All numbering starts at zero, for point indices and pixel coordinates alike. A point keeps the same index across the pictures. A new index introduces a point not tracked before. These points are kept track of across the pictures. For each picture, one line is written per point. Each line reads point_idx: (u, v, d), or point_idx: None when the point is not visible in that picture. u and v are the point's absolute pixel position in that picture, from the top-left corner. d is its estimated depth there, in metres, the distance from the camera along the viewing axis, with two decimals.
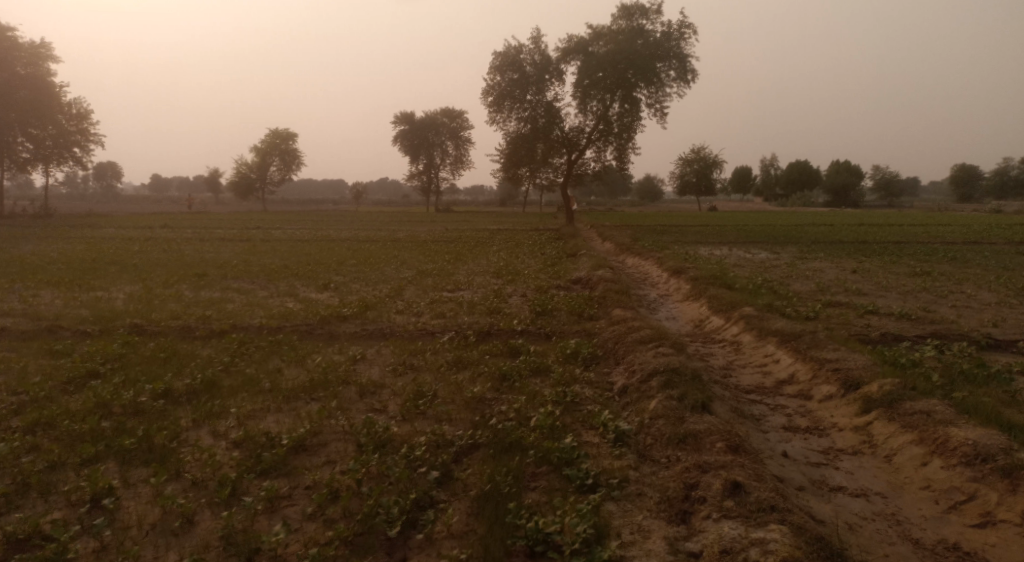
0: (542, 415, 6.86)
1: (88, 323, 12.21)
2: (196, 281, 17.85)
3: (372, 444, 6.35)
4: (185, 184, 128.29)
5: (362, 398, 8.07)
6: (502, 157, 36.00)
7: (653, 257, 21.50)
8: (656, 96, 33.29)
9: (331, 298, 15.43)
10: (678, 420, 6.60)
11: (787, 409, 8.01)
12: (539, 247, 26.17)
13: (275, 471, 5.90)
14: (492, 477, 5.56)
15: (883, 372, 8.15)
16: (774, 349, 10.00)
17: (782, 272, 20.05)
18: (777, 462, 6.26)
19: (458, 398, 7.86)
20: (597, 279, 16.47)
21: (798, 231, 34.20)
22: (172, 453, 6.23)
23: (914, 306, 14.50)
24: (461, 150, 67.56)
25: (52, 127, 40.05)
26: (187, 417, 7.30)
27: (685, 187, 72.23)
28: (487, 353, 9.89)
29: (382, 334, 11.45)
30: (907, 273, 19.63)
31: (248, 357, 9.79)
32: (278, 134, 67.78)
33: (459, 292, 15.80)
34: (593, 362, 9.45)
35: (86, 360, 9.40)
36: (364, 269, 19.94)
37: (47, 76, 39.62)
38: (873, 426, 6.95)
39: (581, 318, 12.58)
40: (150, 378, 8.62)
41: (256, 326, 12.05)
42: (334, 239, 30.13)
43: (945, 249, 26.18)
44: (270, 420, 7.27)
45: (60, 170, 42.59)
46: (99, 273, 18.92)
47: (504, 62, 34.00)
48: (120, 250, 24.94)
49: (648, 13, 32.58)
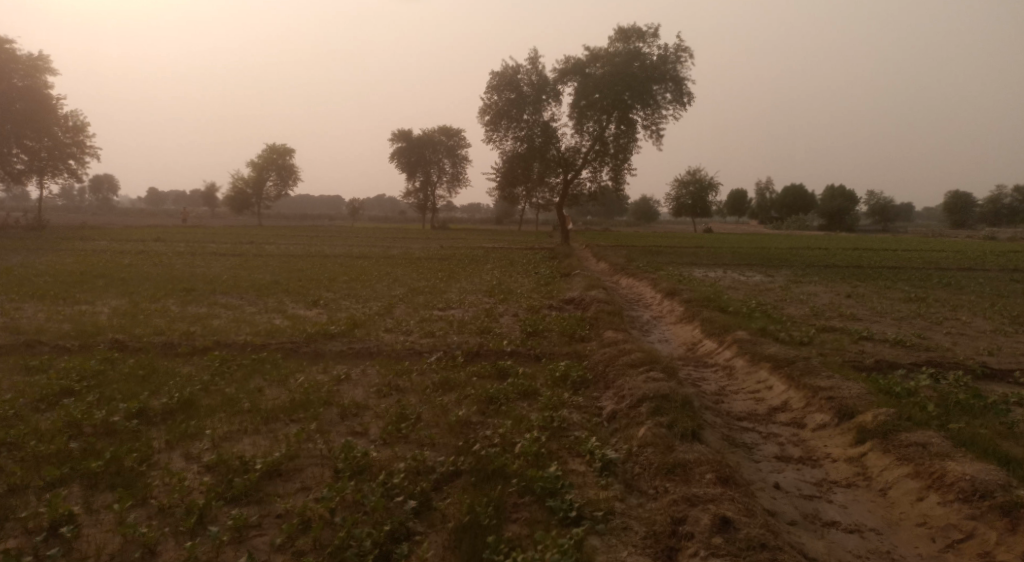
0: (527, 441, 6.64)
1: (68, 338, 11.96)
2: (183, 296, 17.58)
3: (349, 470, 6.12)
4: (182, 198, 128.23)
5: (344, 420, 7.83)
6: (498, 176, 35.98)
7: (648, 278, 21.36)
8: (652, 117, 33.37)
9: (320, 315, 15.19)
10: (666, 448, 6.39)
11: (780, 437, 7.80)
12: (533, 266, 25.99)
13: (245, 498, 5.66)
14: (471, 507, 5.34)
15: (878, 400, 7.95)
16: (767, 375, 9.80)
17: (777, 295, 19.93)
18: (769, 495, 6.04)
19: (442, 422, 7.63)
20: (591, 299, 16.29)
21: (793, 255, 34.12)
22: (140, 477, 6.00)
23: (909, 333, 14.36)
24: (458, 168, 67.63)
25: (47, 139, 39.89)
26: (160, 438, 7.06)
27: (681, 209, 72.44)
28: (474, 374, 9.66)
29: (369, 353, 11.21)
30: (902, 299, 19.54)
31: (229, 376, 9.55)
32: (276, 149, 67.76)
33: (450, 311, 15.58)
34: (583, 386, 9.23)
35: (62, 376, 9.15)
36: (356, 286, 19.73)
37: (45, 88, 39.52)
38: (867, 458, 6.76)
39: (571, 340, 12.37)
40: (126, 396, 8.38)
41: (241, 343, 11.81)
42: (326, 255, 29.96)
43: (940, 275, 26.11)
44: (246, 442, 7.03)
45: (55, 182, 42.47)
46: (87, 286, 18.63)
47: (502, 81, 34.06)
48: (110, 263, 24.63)
49: (645, 35, 32.73)
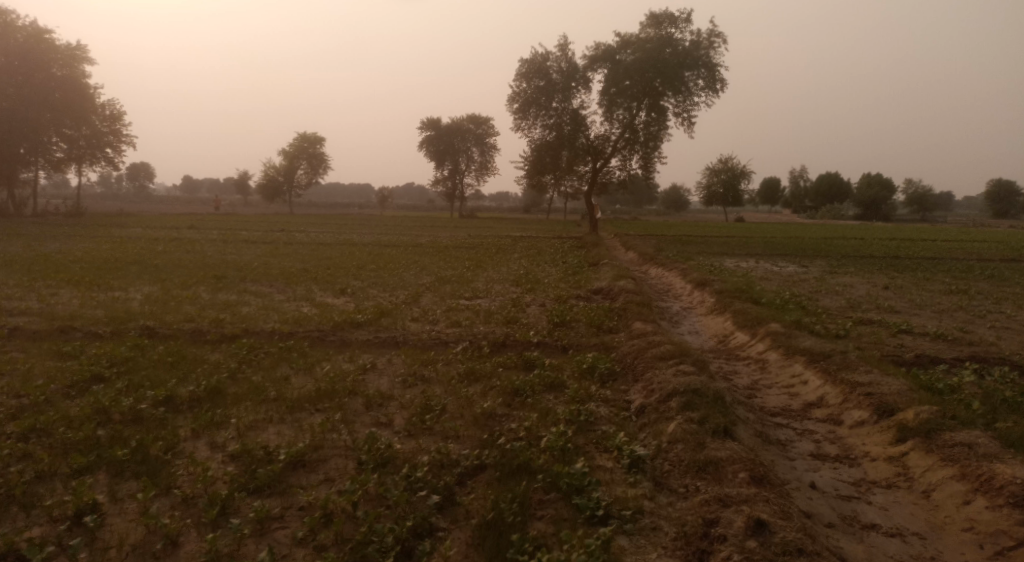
0: (553, 436, 6.49)
1: (100, 324, 12.09)
2: (214, 283, 17.70)
3: (373, 462, 6.04)
4: (216, 185, 130.16)
5: (368, 411, 7.75)
6: (527, 164, 35.74)
7: (677, 268, 21.02)
8: (684, 105, 32.82)
9: (347, 303, 15.21)
10: (697, 445, 6.20)
11: (816, 434, 7.55)
12: (560, 256, 25.78)
13: (268, 489, 5.60)
14: (496, 503, 5.21)
15: (919, 397, 7.65)
16: (802, 369, 9.52)
17: (811, 286, 19.49)
18: (805, 495, 5.82)
19: (467, 414, 7.51)
20: (619, 290, 16.05)
21: (828, 245, 33.41)
22: (165, 465, 5.98)
23: (950, 326, 13.90)
24: (487, 157, 67.43)
25: (85, 128, 40.65)
26: (187, 426, 7.05)
27: (712, 198, 71.47)
28: (500, 365, 9.54)
29: (395, 342, 11.15)
30: (942, 291, 18.97)
31: (256, 364, 9.54)
32: (306, 138, 68.40)
33: (477, 300, 15.48)
34: (610, 378, 9.06)
35: (92, 363, 9.22)
36: (383, 274, 19.74)
37: (83, 78, 40.14)
38: (909, 458, 6.49)
39: (599, 331, 12.17)
40: (153, 383, 8.41)
41: (268, 330, 11.82)
42: (356, 243, 30.07)
43: (981, 266, 25.31)
44: (271, 432, 6.99)
45: (92, 170, 43.23)
46: (120, 273, 18.88)
47: (531, 68, 33.75)
48: (143, 250, 24.96)
49: (678, 21, 32.12)
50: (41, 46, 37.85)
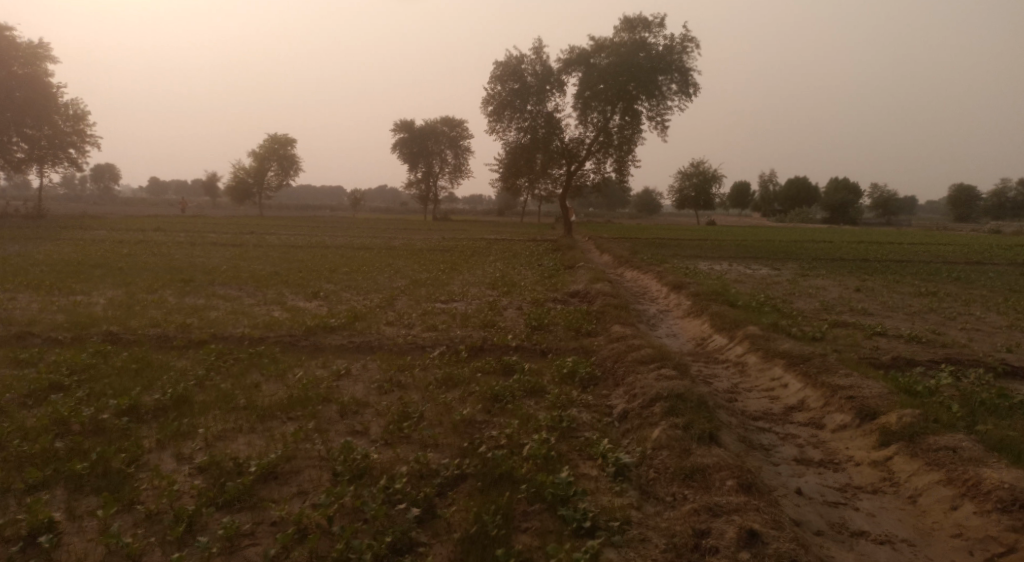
0: (536, 443, 6.31)
1: (61, 329, 11.64)
2: (181, 287, 17.20)
3: (348, 474, 5.80)
4: (184, 187, 127.98)
5: (343, 419, 7.50)
6: (501, 166, 35.59)
7: (653, 271, 21.01)
8: (657, 108, 32.92)
9: (320, 307, 14.88)
10: (683, 452, 6.06)
11: (798, 439, 7.47)
12: (536, 258, 25.63)
13: (238, 504, 5.34)
14: (478, 517, 5.02)
15: (900, 401, 7.61)
16: (782, 372, 9.47)
17: (785, 289, 19.60)
18: (792, 502, 5.71)
19: (446, 421, 7.31)
20: (596, 292, 15.94)
21: (798, 248, 33.76)
22: (127, 480, 5.68)
23: (922, 328, 14.01)
24: (461, 159, 67.10)
25: (47, 127, 39.45)
26: (151, 437, 6.74)
27: (684, 201, 71.97)
28: (478, 370, 9.34)
29: (370, 347, 10.88)
30: (912, 294, 19.20)
31: (225, 371, 9.22)
32: (277, 139, 67.27)
33: (452, 304, 15.24)
34: (591, 383, 8.91)
35: (52, 371, 8.83)
36: (357, 277, 19.40)
37: (45, 76, 39.02)
38: (894, 462, 6.43)
39: (577, 334, 12.03)
40: (116, 392, 8.04)
41: (238, 336, 11.47)
42: (328, 246, 29.63)
43: (949, 269, 25.72)
44: (241, 442, 6.71)
45: (55, 171, 41.98)
46: (83, 277, 18.28)
47: (505, 71, 33.62)
48: (108, 253, 24.29)
49: (651, 25, 32.26)
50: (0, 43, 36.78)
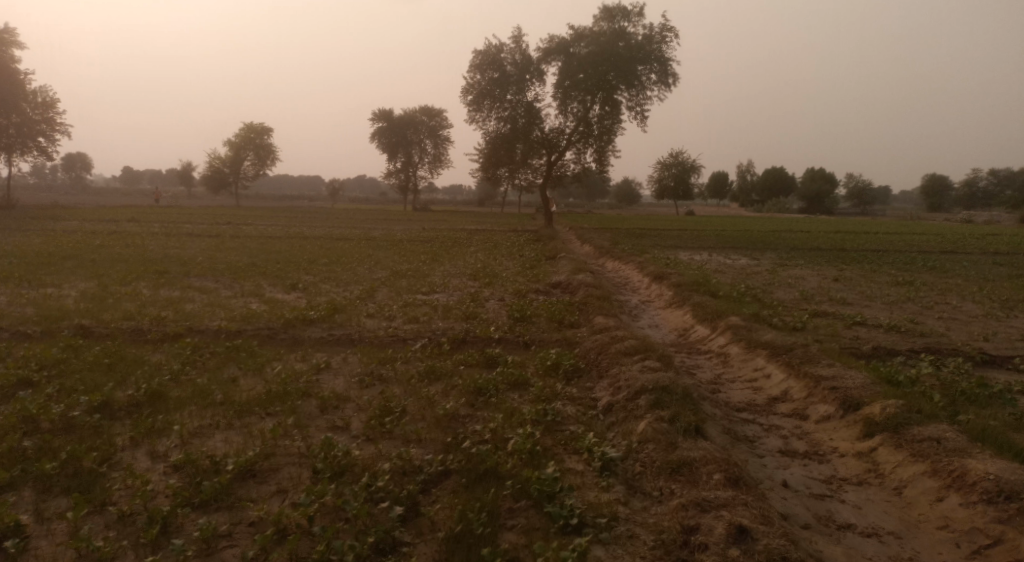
0: (520, 438, 6.22)
1: (30, 323, 11.32)
2: (155, 279, 16.85)
3: (329, 471, 5.67)
4: (158, 176, 125.98)
5: (323, 414, 7.35)
6: (481, 156, 35.39)
7: (634, 261, 21.00)
8: (637, 98, 32.85)
9: (299, 299, 14.64)
10: (669, 446, 6.01)
11: (783, 430, 7.45)
12: (517, 249, 25.51)
13: (215, 504, 5.19)
14: (463, 514, 4.92)
15: (883, 391, 7.62)
16: (764, 363, 9.46)
17: (765, 279, 19.69)
18: (778, 495, 5.67)
19: (428, 415, 7.19)
20: (578, 283, 15.86)
21: (776, 238, 33.97)
22: (99, 479, 5.50)
23: (901, 318, 14.12)
24: (440, 149, 66.61)
25: (15, 115, 38.51)
26: (124, 434, 6.55)
27: (663, 191, 72.21)
28: (461, 363, 9.22)
29: (350, 340, 10.70)
30: (889, 283, 19.37)
31: (201, 365, 9.01)
32: (253, 128, 66.25)
33: (433, 296, 15.07)
34: (575, 375, 8.84)
35: (20, 366, 8.57)
36: (336, 269, 19.16)
37: (11, 63, 38.06)
38: (878, 453, 6.42)
39: (560, 326, 11.95)
40: (88, 388, 7.82)
41: (214, 329, 11.24)
42: (307, 236, 29.27)
43: (924, 259, 26.00)
44: (218, 439, 6.54)
45: (25, 160, 41.03)
46: (54, 269, 17.85)
47: (484, 60, 33.34)
48: (81, 244, 23.77)
49: (630, 15, 32.13)
50: None
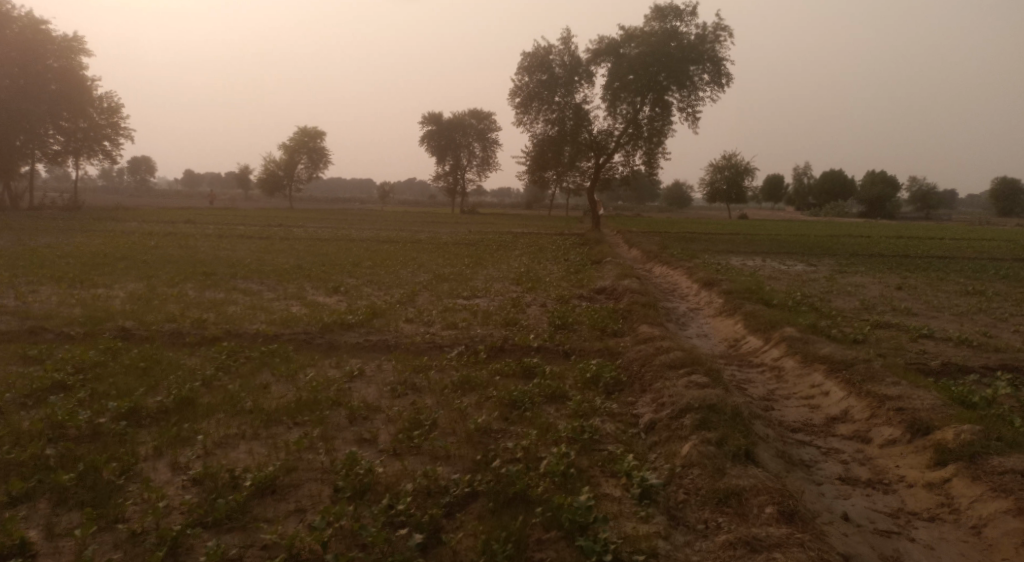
0: (554, 458, 5.80)
1: (75, 324, 11.41)
2: (202, 280, 16.99)
3: (350, 490, 5.37)
4: (217, 180, 129.80)
5: (351, 425, 7.07)
6: (529, 159, 35.06)
7: (683, 266, 20.36)
8: (688, 99, 32.05)
9: (339, 302, 14.52)
10: (716, 472, 5.51)
11: (843, 454, 6.86)
12: (562, 253, 25.07)
13: (228, 523, 4.97)
14: (487, 545, 4.57)
15: (956, 414, 6.94)
16: (822, 379, 8.82)
17: (822, 286, 18.80)
18: (839, 531, 5.12)
19: (459, 430, 6.84)
20: (624, 289, 15.33)
21: (834, 243, 32.69)
22: (115, 493, 5.33)
23: (972, 331, 13.19)
24: (489, 152, 66.60)
25: (83, 120, 39.96)
26: (148, 443, 6.38)
27: (716, 194, 70.60)
28: (497, 373, 8.86)
29: (386, 346, 10.44)
30: (957, 292, 18.26)
31: (233, 370, 8.87)
32: (307, 132, 67.55)
33: (474, 300, 14.77)
34: (616, 389, 8.39)
35: (58, 368, 8.57)
36: (379, 271, 19.11)
37: (80, 70, 39.35)
38: (951, 484, 5.79)
39: (603, 335, 11.46)
40: (119, 393, 7.71)
41: (252, 332, 11.13)
42: (354, 239, 29.38)
43: (995, 266, 24.55)
44: (241, 450, 6.32)
45: (90, 163, 42.45)
46: (107, 269, 18.18)
47: (533, 62, 32.98)
48: (137, 245, 24.29)
49: (683, 14, 31.32)
50: (36, 37, 37.06)
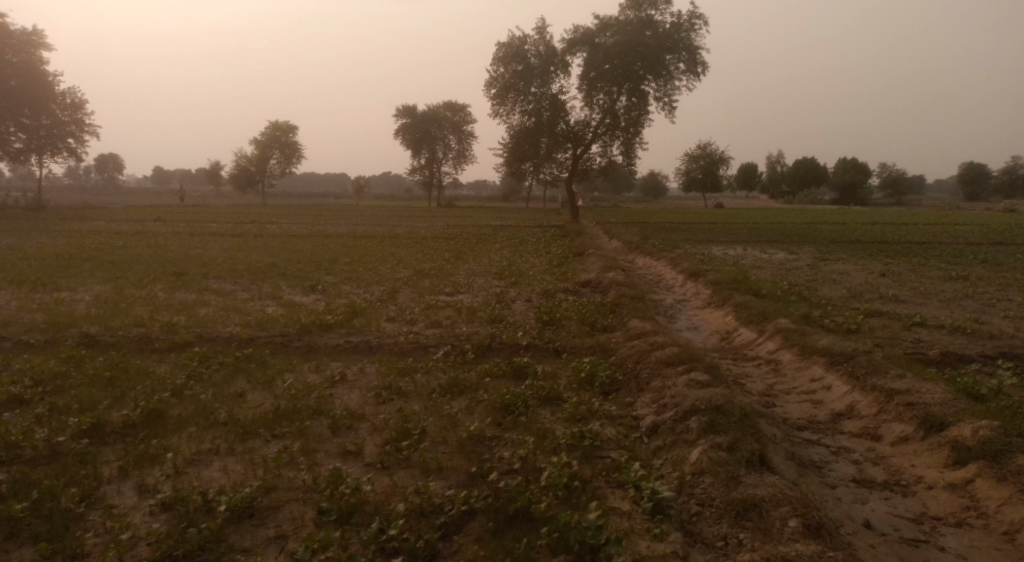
0: (556, 469, 5.37)
1: (36, 332, 10.74)
2: (172, 281, 16.28)
3: (337, 512, 4.91)
4: (187, 176, 127.34)
5: (334, 436, 6.59)
6: (506, 151, 34.55)
7: (666, 257, 20.05)
8: (665, 89, 31.78)
9: (317, 301, 13.97)
10: (731, 481, 5.16)
11: (854, 454, 6.54)
12: (543, 245, 24.69)
13: (202, 556, 4.53)
14: None
15: (970, 408, 6.65)
16: (823, 373, 8.50)
17: (807, 275, 18.60)
18: (865, 542, 4.79)
19: (451, 439, 6.40)
20: (609, 282, 14.95)
21: (812, 230, 32.71)
22: (73, 524, 4.84)
23: (964, 317, 13.03)
24: (464, 145, 65.84)
25: (45, 117, 38.53)
26: (112, 463, 5.86)
27: (691, 183, 70.54)
28: (486, 375, 8.40)
29: (368, 348, 9.93)
30: (941, 278, 18.19)
31: (206, 378, 8.31)
32: (279, 126, 66.16)
33: (457, 296, 14.33)
34: (612, 389, 8.00)
35: (15, 381, 7.97)
36: (358, 268, 18.54)
37: (41, 65, 37.95)
38: (975, 486, 5.50)
39: (593, 330, 11.07)
40: (82, 408, 7.14)
41: (226, 336, 10.54)
42: (330, 235, 28.68)
43: (973, 251, 24.57)
44: (216, 468, 5.83)
45: (55, 161, 41.05)
46: (71, 271, 17.39)
47: (508, 52, 32.43)
48: (104, 246, 23.37)
49: (658, 2, 30.96)
50: None
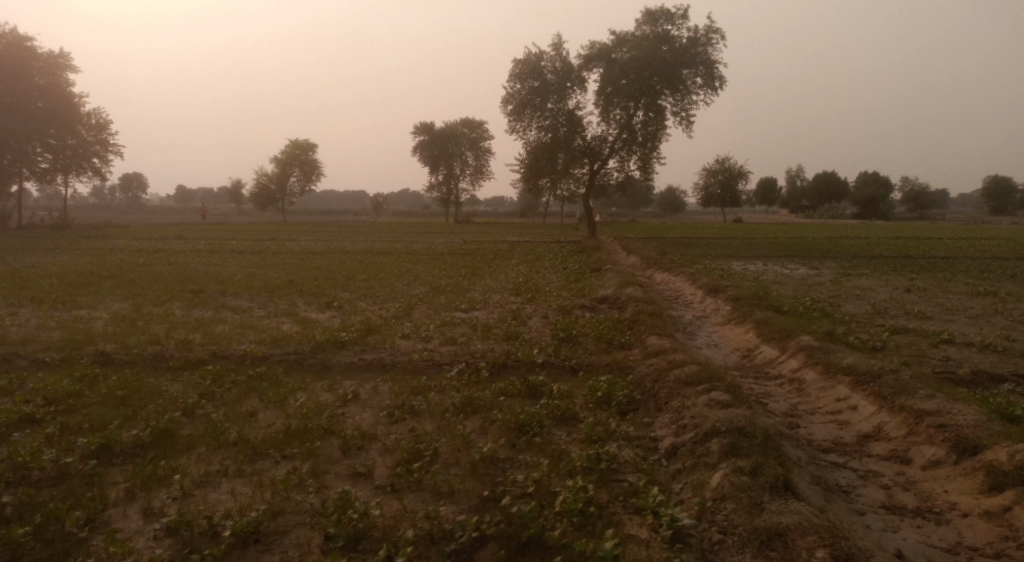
0: (571, 493, 5.19)
1: (52, 349, 10.75)
2: (189, 299, 16.32)
3: (344, 538, 4.76)
4: (210, 195, 129.04)
5: (345, 458, 6.45)
6: (523, 167, 34.53)
7: (685, 273, 19.82)
8: (682, 103, 31.64)
9: (333, 318, 13.91)
10: (754, 507, 4.94)
11: (883, 478, 6.28)
12: (560, 261, 24.56)
13: None
14: None
15: (1004, 430, 6.37)
16: (848, 393, 8.22)
17: (829, 291, 18.26)
18: None
19: (463, 460, 6.23)
20: (627, 298, 14.73)
21: (832, 245, 32.26)
22: (76, 550, 4.73)
23: (993, 334, 12.64)
24: (482, 161, 66.07)
25: (71, 137, 39.20)
26: (119, 484, 5.76)
27: (710, 198, 70.13)
28: (500, 394, 8.23)
29: (382, 366, 9.81)
30: (967, 293, 17.76)
31: (218, 397, 8.22)
32: (299, 145, 66.82)
33: (473, 313, 14.20)
34: (629, 408, 7.79)
35: (28, 400, 7.93)
36: (374, 285, 18.52)
37: (68, 86, 38.67)
38: (1012, 514, 5.23)
39: (610, 347, 10.87)
40: (92, 427, 7.07)
41: (240, 354, 10.48)
42: (348, 251, 28.76)
43: (1000, 265, 24.03)
44: (223, 490, 5.71)
45: (80, 180, 41.72)
46: (91, 289, 17.51)
47: (525, 69, 32.48)
48: (126, 263, 23.60)
49: (675, 17, 30.89)
50: (22, 54, 36.48)
